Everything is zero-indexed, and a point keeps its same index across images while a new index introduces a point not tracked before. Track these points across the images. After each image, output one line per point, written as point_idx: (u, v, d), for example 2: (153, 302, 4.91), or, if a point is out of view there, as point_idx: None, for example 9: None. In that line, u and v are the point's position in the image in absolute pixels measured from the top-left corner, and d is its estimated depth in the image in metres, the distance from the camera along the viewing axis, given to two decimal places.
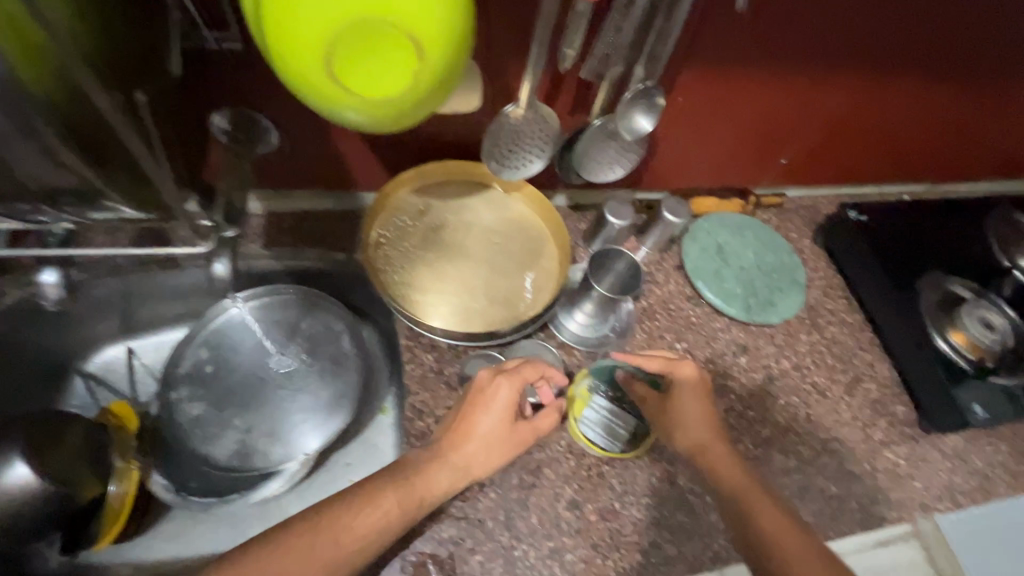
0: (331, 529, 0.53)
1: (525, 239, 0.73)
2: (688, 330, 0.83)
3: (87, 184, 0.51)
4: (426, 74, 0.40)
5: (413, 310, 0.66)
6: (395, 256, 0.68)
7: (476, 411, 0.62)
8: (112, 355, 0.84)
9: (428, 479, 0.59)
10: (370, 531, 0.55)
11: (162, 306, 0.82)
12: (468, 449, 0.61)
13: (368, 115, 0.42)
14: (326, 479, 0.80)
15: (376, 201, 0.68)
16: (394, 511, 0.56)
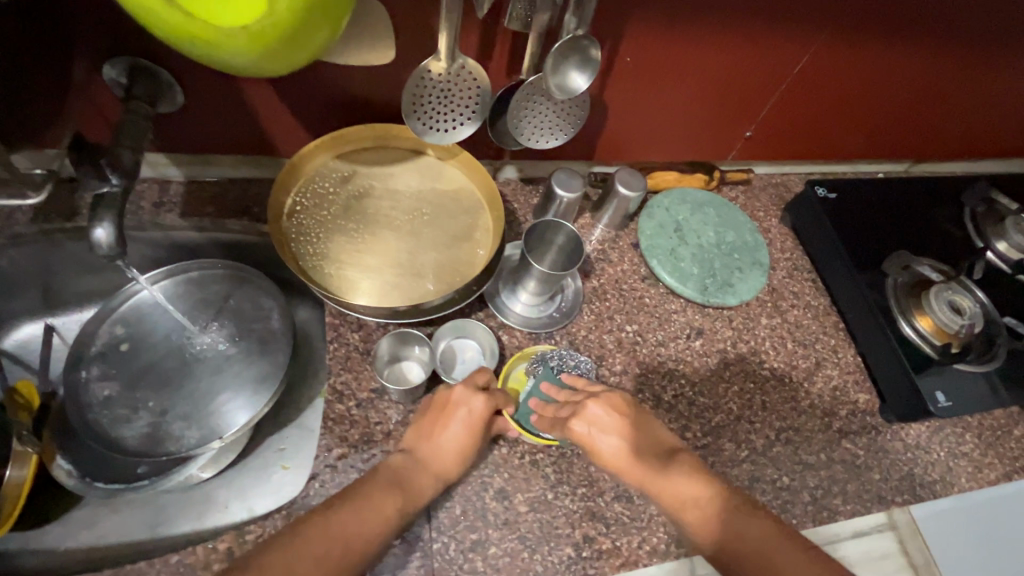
0: (324, 533, 0.47)
1: (459, 210, 0.67)
2: (640, 312, 0.79)
3: None
4: (284, 7, 0.36)
5: (327, 283, 0.61)
6: (311, 226, 0.63)
7: (449, 421, 0.59)
8: (30, 333, 0.78)
9: (416, 485, 0.55)
10: (365, 534, 0.48)
11: (79, 280, 0.76)
12: (445, 456, 0.57)
13: (229, 51, 0.38)
14: (257, 466, 0.74)
15: (292, 166, 0.63)
16: (387, 516, 0.51)
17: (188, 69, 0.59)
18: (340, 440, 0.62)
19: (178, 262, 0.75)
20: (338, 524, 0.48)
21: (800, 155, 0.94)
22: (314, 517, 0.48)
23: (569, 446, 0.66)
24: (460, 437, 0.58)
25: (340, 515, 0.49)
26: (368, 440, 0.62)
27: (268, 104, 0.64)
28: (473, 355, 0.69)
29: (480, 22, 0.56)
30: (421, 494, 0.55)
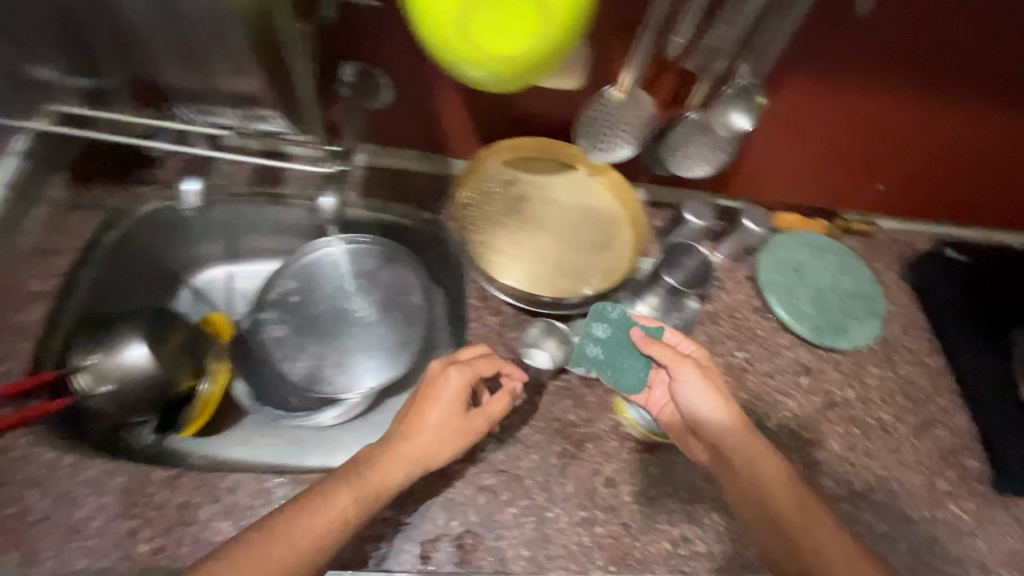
0: (289, 531, 0.52)
1: (603, 220, 0.75)
2: (751, 341, 0.83)
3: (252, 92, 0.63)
4: (558, 18, 0.44)
5: (487, 267, 0.70)
6: (478, 219, 0.73)
7: (430, 402, 0.62)
8: (212, 275, 0.89)
9: (382, 469, 0.58)
10: (324, 531, 0.53)
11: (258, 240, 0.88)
12: (421, 440, 0.60)
13: (506, 69, 0.45)
14: (377, 422, 0.78)
15: (469, 168, 0.74)
16: (344, 512, 0.55)
17: (402, 75, 0.71)
18: None
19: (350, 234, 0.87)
20: (297, 522, 0.53)
21: (929, 215, 0.94)
22: (289, 515, 0.53)
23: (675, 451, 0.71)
24: (433, 423, 0.61)
25: (301, 517, 0.53)
26: None
27: (455, 111, 0.75)
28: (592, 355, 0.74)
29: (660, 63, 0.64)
30: (387, 478, 0.58)
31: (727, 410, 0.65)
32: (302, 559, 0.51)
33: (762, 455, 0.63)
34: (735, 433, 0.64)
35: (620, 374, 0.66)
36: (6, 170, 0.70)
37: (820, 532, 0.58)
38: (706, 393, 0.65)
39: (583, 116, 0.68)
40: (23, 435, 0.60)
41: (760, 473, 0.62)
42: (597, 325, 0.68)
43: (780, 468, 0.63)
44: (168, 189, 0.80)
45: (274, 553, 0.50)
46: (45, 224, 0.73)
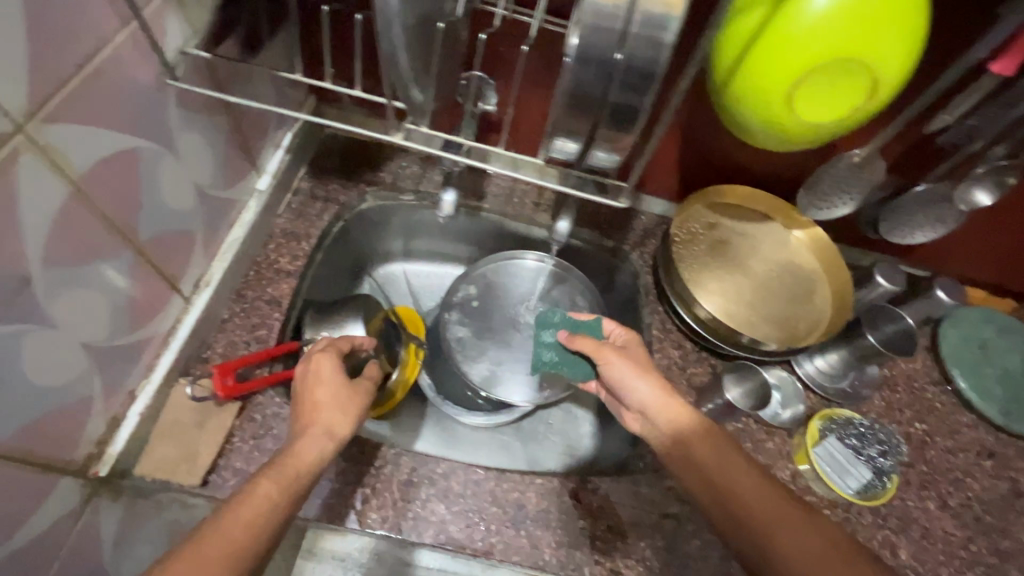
0: (219, 525, 0.43)
1: (803, 275, 0.76)
2: (930, 414, 0.81)
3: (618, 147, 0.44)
4: (898, 74, 0.46)
5: (690, 304, 0.73)
6: (685, 257, 0.76)
7: (316, 387, 0.59)
8: (392, 269, 0.99)
9: (299, 452, 0.53)
10: (262, 514, 0.46)
11: (440, 242, 0.97)
12: (330, 416, 0.57)
13: (834, 131, 0.50)
14: (532, 430, 0.90)
15: (681, 208, 0.77)
16: (272, 496, 0.48)
17: None
18: None
19: (531, 251, 0.94)
20: (230, 514, 0.44)
21: None
22: (209, 522, 0.44)
23: (857, 513, 0.70)
24: (329, 397, 0.58)
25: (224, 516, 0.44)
26: None
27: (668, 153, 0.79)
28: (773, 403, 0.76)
29: (911, 135, 0.65)
30: (300, 460, 0.52)
31: (650, 380, 0.64)
32: (236, 553, 0.43)
33: (674, 410, 0.62)
34: (662, 399, 0.63)
35: (572, 368, 0.73)
36: (276, 161, 0.80)
37: (739, 472, 0.56)
38: (631, 366, 0.66)
39: (808, 180, 0.71)
40: (276, 396, 0.67)
41: (676, 425, 0.61)
42: (545, 332, 0.76)
43: (698, 420, 0.61)
44: (387, 191, 0.88)
45: (206, 543, 0.42)
46: (293, 210, 0.82)
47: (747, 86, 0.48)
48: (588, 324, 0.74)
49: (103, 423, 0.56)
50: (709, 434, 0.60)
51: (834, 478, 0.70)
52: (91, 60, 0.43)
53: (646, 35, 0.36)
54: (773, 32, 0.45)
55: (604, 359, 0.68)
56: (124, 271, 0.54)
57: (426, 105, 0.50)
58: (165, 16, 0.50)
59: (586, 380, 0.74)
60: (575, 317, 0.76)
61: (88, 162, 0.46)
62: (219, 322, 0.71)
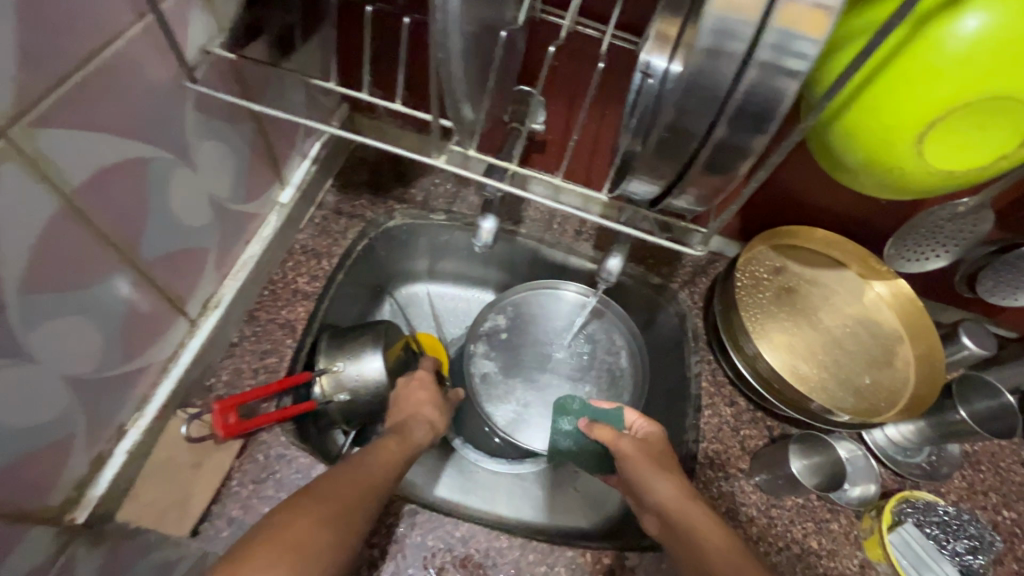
0: (360, 462, 0.53)
1: (880, 333, 0.67)
2: (1020, 501, 0.70)
3: (702, 200, 0.38)
4: None
5: (752, 360, 0.64)
6: (748, 303, 0.67)
7: (413, 390, 0.69)
8: (417, 290, 0.93)
9: (410, 433, 0.62)
10: (386, 468, 0.54)
11: (470, 265, 0.90)
12: (431, 412, 0.67)
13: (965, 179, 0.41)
14: (555, 478, 0.80)
15: (745, 249, 0.68)
16: (395, 453, 0.57)
17: None
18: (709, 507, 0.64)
19: (570, 282, 0.85)
20: (362, 458, 0.53)
21: None
22: (354, 458, 0.53)
23: None
24: (429, 396, 0.68)
25: (362, 457, 0.54)
26: (733, 517, 0.64)
27: None
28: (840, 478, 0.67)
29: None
30: (415, 437, 0.62)
31: (669, 479, 0.57)
32: (374, 482, 0.51)
33: (700, 518, 0.54)
34: (682, 501, 0.55)
35: (586, 459, 0.67)
36: (302, 173, 0.74)
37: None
38: (650, 463, 0.58)
39: (902, 227, 0.62)
40: (282, 435, 0.60)
41: (700, 534, 0.52)
42: (561, 419, 0.69)
43: (721, 530, 0.53)
44: (418, 209, 0.81)
45: (358, 470, 0.51)
46: (315, 225, 0.76)
47: (865, 124, 0.40)
48: (610, 414, 0.67)
49: (86, 462, 0.50)
50: (732, 546, 0.51)
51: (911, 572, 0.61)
52: (96, 55, 0.37)
53: (777, 61, 0.28)
54: (911, 59, 0.36)
55: (626, 454, 0.60)
56: (124, 294, 0.48)
57: (477, 126, 0.43)
58: (187, 11, 0.44)
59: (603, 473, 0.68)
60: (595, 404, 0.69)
61: (86, 174, 0.40)
62: (227, 346, 0.64)
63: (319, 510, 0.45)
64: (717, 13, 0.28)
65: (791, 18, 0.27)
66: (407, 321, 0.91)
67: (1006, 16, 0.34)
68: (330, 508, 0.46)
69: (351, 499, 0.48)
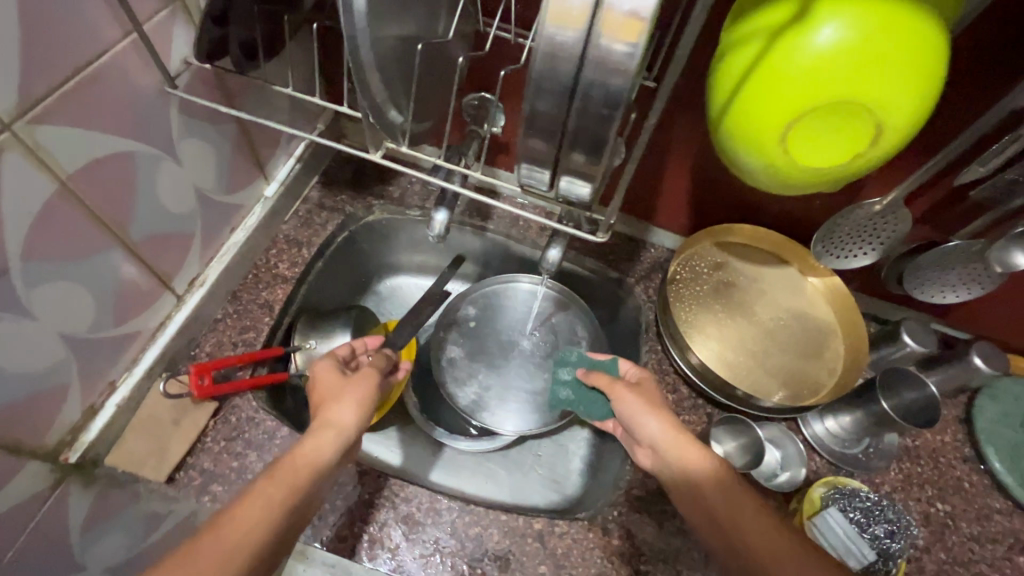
0: (213, 532, 0.44)
1: (812, 326, 0.71)
2: (955, 495, 0.72)
3: (586, 189, 0.44)
4: (907, 114, 0.41)
5: (685, 346, 0.69)
6: (685, 296, 0.72)
7: (317, 394, 0.61)
8: (399, 282, 0.99)
9: (298, 456, 0.52)
10: (254, 523, 0.45)
11: (447, 260, 0.97)
12: (327, 411, 0.57)
13: (833, 174, 0.46)
14: (518, 461, 0.87)
15: (686, 245, 0.73)
16: (271, 496, 0.48)
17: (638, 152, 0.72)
18: (641, 485, 0.68)
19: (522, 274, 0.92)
20: (228, 518, 0.45)
21: None
22: (206, 530, 0.44)
23: None
24: (327, 393, 0.60)
25: (220, 524, 0.44)
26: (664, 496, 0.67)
27: (677, 187, 0.75)
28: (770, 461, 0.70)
29: (942, 185, 0.59)
30: (304, 459, 0.51)
31: (662, 418, 0.60)
32: (232, 556, 0.43)
33: (686, 452, 0.57)
34: (672, 438, 0.58)
35: (587, 406, 0.70)
36: (286, 170, 0.82)
37: (743, 514, 0.53)
38: (643, 403, 0.61)
39: (829, 220, 0.65)
40: (253, 400, 0.68)
41: (686, 467, 0.57)
42: (562, 370, 0.76)
43: (707, 459, 0.56)
44: (395, 205, 0.88)
45: (201, 551, 0.42)
46: (299, 218, 0.84)
47: (739, 121, 0.45)
48: (604, 363, 0.71)
49: (79, 411, 0.58)
50: (713, 476, 0.55)
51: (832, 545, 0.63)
52: (88, 66, 0.46)
53: (606, 63, 0.33)
54: (768, 66, 0.42)
55: (619, 396, 0.63)
56: (113, 269, 0.56)
57: (406, 126, 0.50)
58: (171, 29, 0.52)
59: (603, 419, 0.70)
60: (591, 356, 0.74)
61: (78, 163, 0.48)
62: (211, 322, 0.73)
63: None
64: (552, 27, 0.33)
65: (612, 27, 0.32)
66: (387, 310, 0.98)
67: (844, 30, 0.39)
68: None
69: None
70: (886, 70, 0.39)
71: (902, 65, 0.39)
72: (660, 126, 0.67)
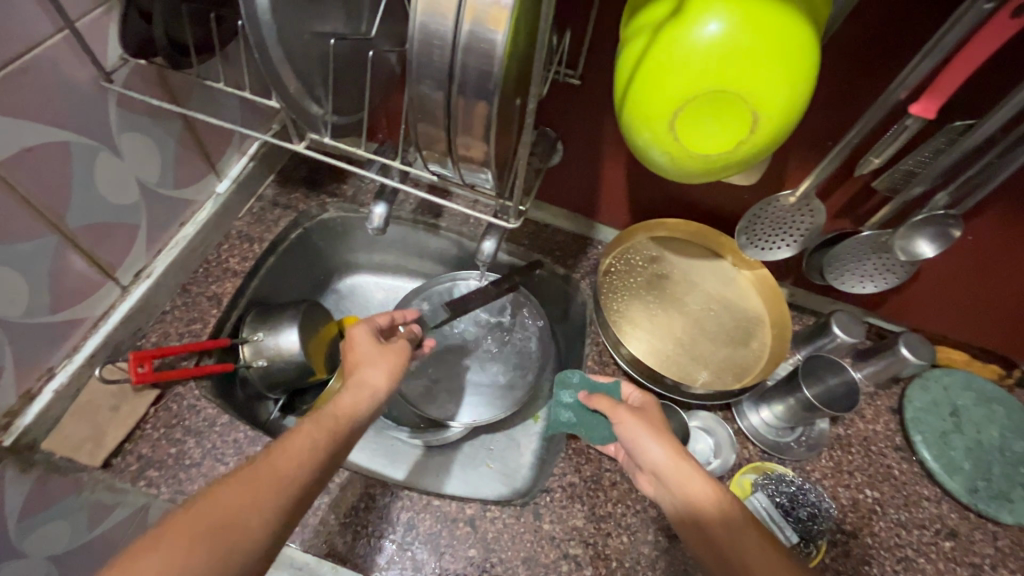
0: (271, 458, 0.45)
1: (739, 316, 0.74)
2: (885, 482, 0.73)
3: (483, 175, 0.46)
4: (781, 103, 0.44)
5: (617, 334, 0.71)
6: (619, 286, 0.75)
7: (352, 352, 0.61)
8: (356, 281, 1.02)
9: (338, 407, 0.52)
10: (300, 461, 0.46)
11: (404, 258, 1.00)
12: (364, 372, 0.58)
13: (724, 160, 0.48)
14: (469, 455, 0.87)
15: (621, 238, 0.76)
16: (316, 437, 0.48)
17: (574, 149, 0.75)
18: (574, 471, 0.69)
19: (461, 272, 0.96)
20: (276, 453, 0.46)
21: None
22: (266, 454, 0.46)
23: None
24: (365, 352, 0.60)
25: (276, 451, 0.46)
26: (596, 481, 0.68)
27: (615, 183, 0.78)
28: (704, 449, 0.71)
29: (852, 176, 0.62)
30: (344, 413, 0.52)
31: (664, 442, 0.56)
32: (284, 485, 0.44)
33: (687, 478, 0.54)
34: (676, 464, 0.54)
35: (590, 430, 0.67)
36: (239, 168, 0.84)
37: (747, 544, 0.49)
38: (645, 427, 0.57)
39: (747, 213, 0.67)
40: (196, 389, 0.69)
41: (689, 496, 0.53)
42: (563, 393, 0.70)
43: (710, 484, 0.53)
44: (350, 203, 0.91)
45: (256, 476, 0.43)
46: (253, 214, 0.86)
47: (634, 111, 0.48)
48: (606, 385, 0.68)
49: (14, 395, 0.59)
50: (715, 502, 0.52)
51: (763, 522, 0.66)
52: (15, 60, 0.48)
53: (474, 51, 0.36)
54: (651, 58, 0.45)
55: (619, 419, 0.60)
56: (48, 255, 0.58)
57: (326, 119, 0.52)
58: (106, 26, 0.55)
59: (604, 443, 0.67)
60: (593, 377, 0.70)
61: (8, 151, 0.50)
62: (160, 313, 0.74)
63: (203, 532, 0.39)
64: (423, 16, 0.36)
65: (475, 17, 0.35)
66: (345, 308, 1.00)
67: (716, 24, 0.42)
68: (238, 511, 0.41)
69: (255, 498, 0.42)
70: (753, 61, 0.42)
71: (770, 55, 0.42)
72: (590, 122, 0.70)
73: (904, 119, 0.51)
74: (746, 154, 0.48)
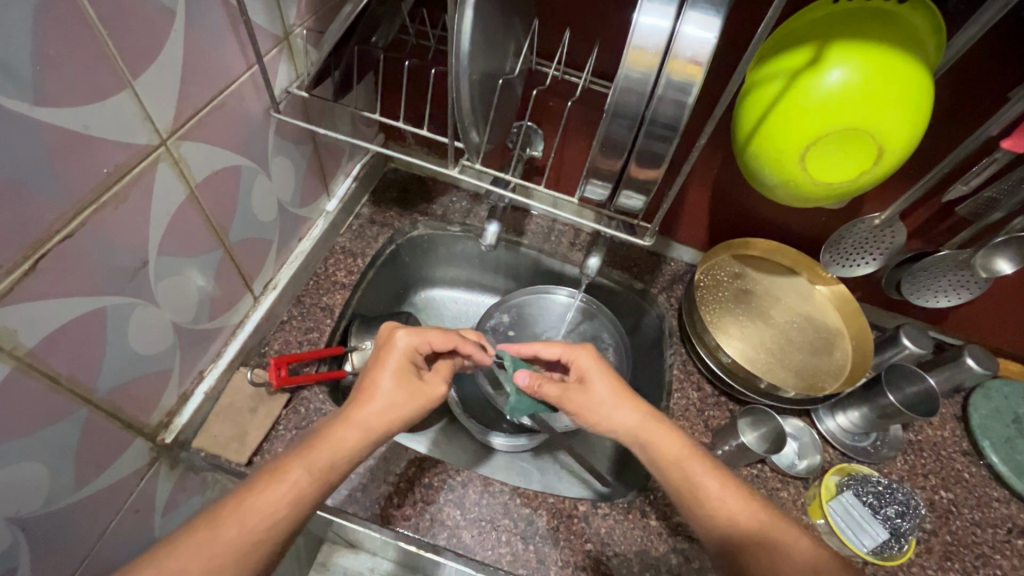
0: (236, 511, 0.46)
1: (821, 328, 0.82)
2: (958, 485, 0.78)
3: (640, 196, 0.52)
4: (897, 140, 0.50)
5: (712, 341, 0.78)
6: (709, 300, 0.83)
7: (378, 369, 0.58)
8: (433, 294, 1.06)
9: (330, 441, 0.52)
10: (278, 502, 0.47)
11: (482, 275, 1.05)
12: (373, 408, 0.55)
13: (840, 185, 0.55)
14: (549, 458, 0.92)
15: (709, 256, 0.84)
16: (302, 482, 0.49)
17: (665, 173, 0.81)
18: None
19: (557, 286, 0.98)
20: (258, 494, 0.47)
21: None
22: (226, 501, 0.47)
23: None
24: (389, 382, 0.57)
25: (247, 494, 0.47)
26: None
27: (699, 204, 0.84)
28: (787, 453, 0.77)
29: (935, 202, 0.69)
30: (340, 456, 0.52)
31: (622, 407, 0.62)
32: (254, 531, 0.45)
33: (654, 433, 0.60)
34: (639, 422, 0.60)
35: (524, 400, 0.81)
36: (344, 188, 0.91)
37: (720, 487, 0.56)
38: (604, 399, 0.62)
39: (834, 233, 0.75)
40: (319, 393, 0.74)
41: (665, 452, 0.58)
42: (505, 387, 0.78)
43: (680, 442, 0.60)
44: (440, 222, 0.96)
45: (224, 516, 0.45)
46: (353, 231, 0.92)
47: (764, 143, 0.54)
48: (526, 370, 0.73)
49: (175, 396, 0.64)
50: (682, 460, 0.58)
51: (847, 530, 0.70)
52: (221, 93, 0.55)
53: (672, 96, 0.43)
54: (789, 101, 0.51)
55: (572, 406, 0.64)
56: (211, 268, 0.63)
57: (481, 145, 0.58)
58: (278, 64, 0.62)
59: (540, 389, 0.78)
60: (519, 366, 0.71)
61: (203, 174, 0.56)
62: (278, 323, 0.79)
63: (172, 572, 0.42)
64: (629, 68, 0.43)
65: (676, 68, 0.41)
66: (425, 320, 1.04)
67: (849, 73, 0.49)
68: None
69: (211, 569, 0.43)
70: (881, 108, 0.49)
71: (894, 101, 0.49)
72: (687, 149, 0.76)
73: (993, 154, 0.57)
74: (857, 183, 0.54)
